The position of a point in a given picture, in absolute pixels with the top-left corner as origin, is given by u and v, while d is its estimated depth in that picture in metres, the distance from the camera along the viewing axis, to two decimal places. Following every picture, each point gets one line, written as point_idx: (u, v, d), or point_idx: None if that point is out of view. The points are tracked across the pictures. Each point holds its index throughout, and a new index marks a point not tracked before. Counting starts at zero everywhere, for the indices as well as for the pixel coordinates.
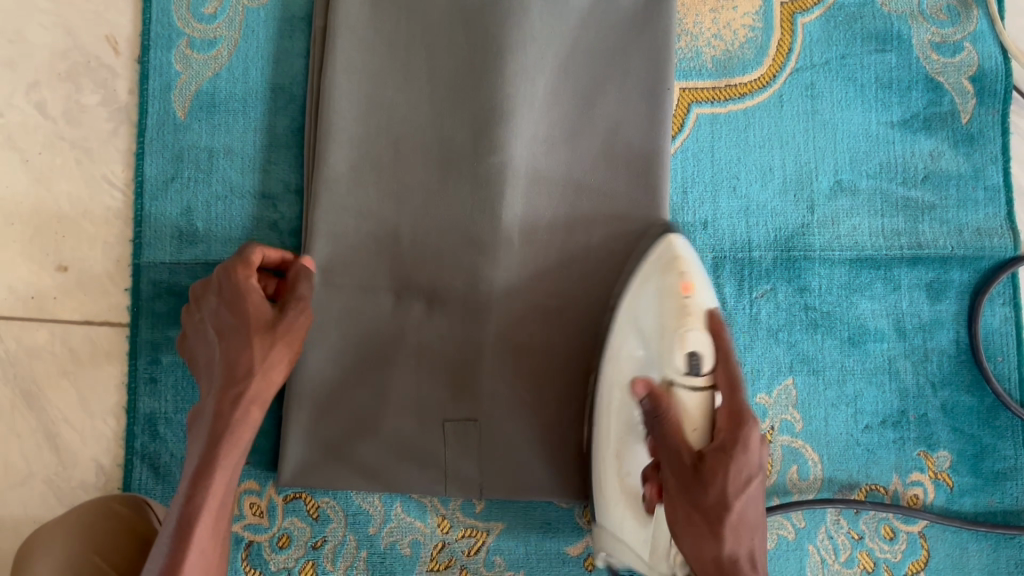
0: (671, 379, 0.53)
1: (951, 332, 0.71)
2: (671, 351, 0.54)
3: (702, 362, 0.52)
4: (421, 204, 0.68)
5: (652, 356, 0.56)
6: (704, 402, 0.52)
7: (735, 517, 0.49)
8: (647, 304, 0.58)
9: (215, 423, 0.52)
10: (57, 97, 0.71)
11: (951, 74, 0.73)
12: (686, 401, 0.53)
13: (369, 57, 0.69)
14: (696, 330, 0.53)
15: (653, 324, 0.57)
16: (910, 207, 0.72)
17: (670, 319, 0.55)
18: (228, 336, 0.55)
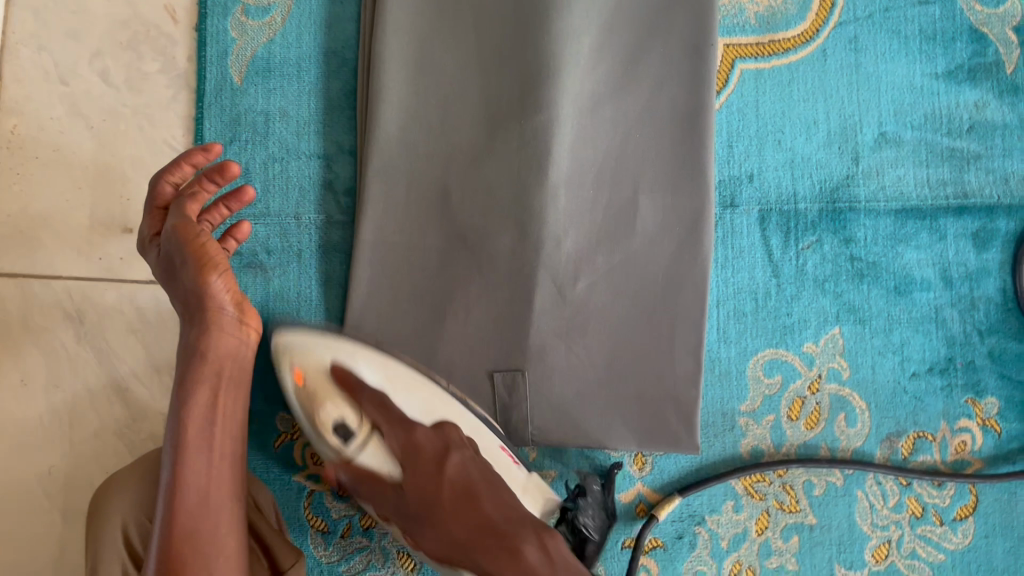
0: (349, 454, 0.59)
1: (998, 280, 0.72)
2: (326, 436, 0.60)
3: (351, 426, 0.59)
4: (472, 162, 0.70)
5: (316, 388, 0.59)
6: (380, 453, 0.59)
7: (451, 500, 0.59)
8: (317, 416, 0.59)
9: (184, 359, 0.53)
10: (119, 65, 0.73)
11: (996, 24, 0.73)
12: (369, 462, 0.59)
13: (419, 19, 0.71)
14: (333, 402, 0.59)
15: (335, 413, 0.59)
16: (955, 157, 0.72)
17: (310, 423, 0.60)
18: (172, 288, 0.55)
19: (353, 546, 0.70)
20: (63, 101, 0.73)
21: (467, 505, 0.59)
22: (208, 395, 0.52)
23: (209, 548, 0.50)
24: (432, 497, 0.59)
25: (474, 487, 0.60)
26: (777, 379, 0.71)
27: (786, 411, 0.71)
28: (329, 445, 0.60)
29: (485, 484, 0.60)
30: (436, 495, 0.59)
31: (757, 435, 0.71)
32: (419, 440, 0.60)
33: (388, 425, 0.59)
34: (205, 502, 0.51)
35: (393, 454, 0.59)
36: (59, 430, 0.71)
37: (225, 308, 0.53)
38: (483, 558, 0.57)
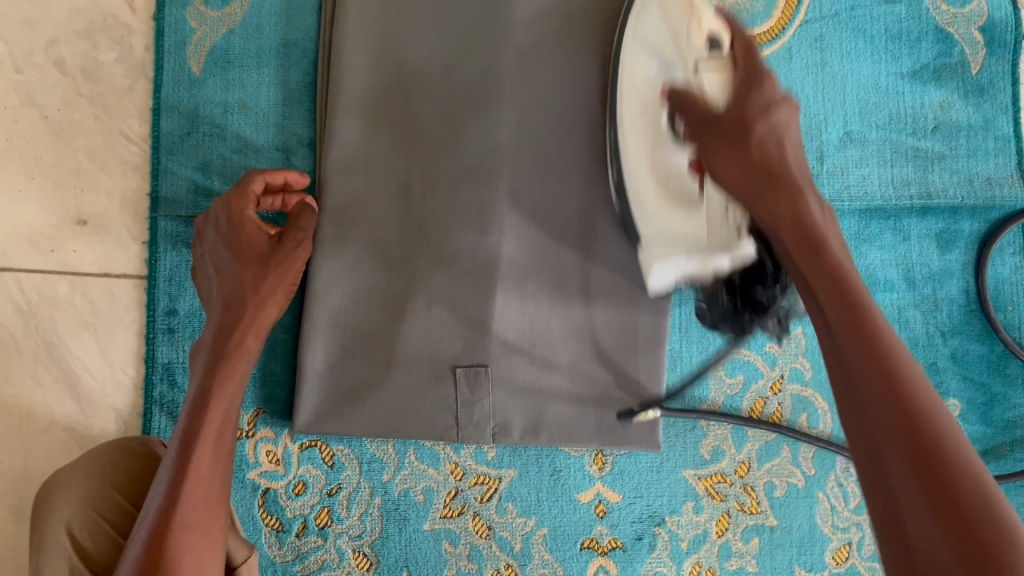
0: (697, 63, 0.56)
1: (961, 282, 0.72)
2: (690, 38, 0.56)
3: (719, 37, 0.55)
4: (432, 153, 0.69)
5: (666, 56, 0.59)
6: (723, 79, 0.54)
7: (760, 132, 0.51)
8: (653, 17, 0.60)
9: (212, 354, 0.55)
10: (75, 54, 0.72)
11: (961, 24, 0.73)
12: (707, 82, 0.55)
13: (379, 10, 0.70)
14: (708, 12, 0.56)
15: (661, 32, 0.59)
16: (920, 157, 0.72)
17: (681, 15, 0.57)
18: (227, 268, 0.59)
19: (308, 546, 0.69)
20: (18, 90, 0.71)
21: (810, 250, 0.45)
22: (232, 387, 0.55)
23: (202, 541, 0.48)
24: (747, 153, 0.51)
25: (808, 221, 0.47)
26: (738, 379, 0.71)
27: (749, 411, 0.70)
28: (645, 96, 0.61)
29: (802, 185, 0.50)
30: (750, 164, 0.50)
31: (718, 435, 0.70)
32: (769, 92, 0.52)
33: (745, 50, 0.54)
34: (208, 493, 0.50)
35: (735, 88, 0.53)
36: (7, 425, 0.69)
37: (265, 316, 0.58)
38: (765, 200, 0.49)
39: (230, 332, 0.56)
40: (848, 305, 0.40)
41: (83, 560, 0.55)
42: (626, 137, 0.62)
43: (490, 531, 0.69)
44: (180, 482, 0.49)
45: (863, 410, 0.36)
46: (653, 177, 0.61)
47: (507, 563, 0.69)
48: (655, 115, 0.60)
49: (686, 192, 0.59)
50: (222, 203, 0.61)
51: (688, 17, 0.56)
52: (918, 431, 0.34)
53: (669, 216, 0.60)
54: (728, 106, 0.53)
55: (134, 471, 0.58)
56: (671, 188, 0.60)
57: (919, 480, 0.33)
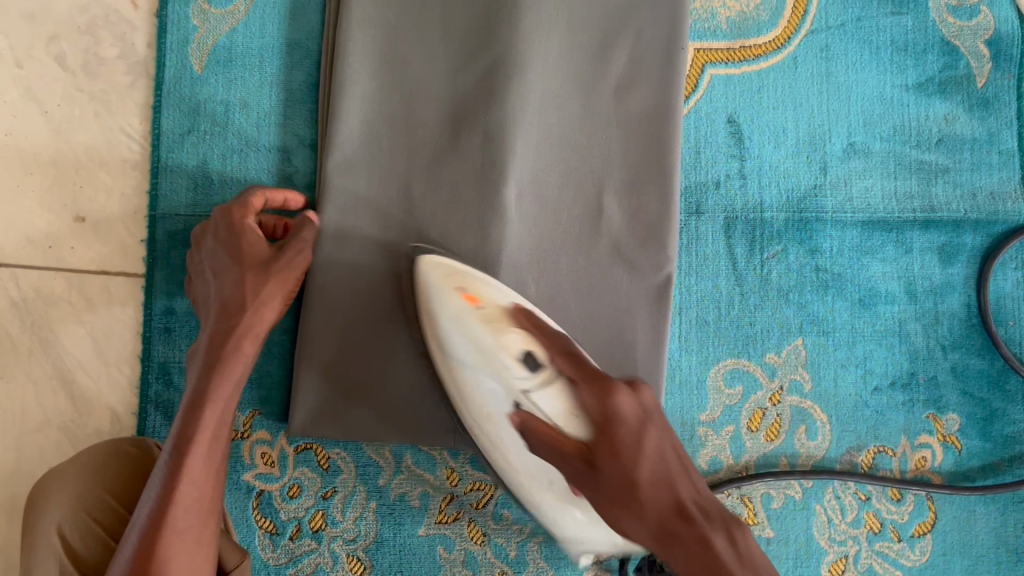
0: (522, 390, 0.57)
1: (962, 295, 0.71)
2: (505, 364, 0.58)
3: (536, 357, 0.58)
4: (433, 156, 0.69)
5: (478, 361, 0.60)
6: (558, 390, 0.55)
7: (648, 479, 0.51)
8: (445, 326, 0.62)
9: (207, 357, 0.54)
10: (77, 50, 0.71)
11: (968, 37, 0.73)
12: (543, 402, 0.55)
13: (384, 10, 0.69)
14: (514, 334, 0.59)
15: (466, 345, 0.61)
16: (923, 170, 0.72)
17: (484, 324, 0.61)
18: (225, 274, 0.58)
19: (302, 549, 0.68)
20: (18, 85, 0.71)
21: (630, 495, 0.51)
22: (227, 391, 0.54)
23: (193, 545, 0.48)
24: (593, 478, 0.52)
25: (676, 513, 0.51)
26: (737, 389, 0.70)
27: (746, 423, 0.70)
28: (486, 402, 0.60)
29: (682, 472, 0.53)
30: (622, 467, 0.51)
31: (715, 445, 0.69)
32: (617, 409, 0.52)
33: (576, 377, 0.55)
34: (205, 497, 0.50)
35: (584, 408, 0.53)
36: (0, 423, 0.68)
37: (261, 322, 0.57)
38: (613, 513, 0.52)
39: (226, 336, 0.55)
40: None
41: (74, 563, 0.54)
42: (494, 438, 0.60)
43: (485, 537, 0.69)
44: (170, 485, 0.49)
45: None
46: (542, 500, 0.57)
47: (502, 569, 0.69)
48: (514, 439, 0.57)
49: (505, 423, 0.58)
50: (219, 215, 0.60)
51: (485, 334, 0.60)
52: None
53: (559, 516, 0.56)
54: (587, 439, 0.52)
55: (129, 475, 0.58)
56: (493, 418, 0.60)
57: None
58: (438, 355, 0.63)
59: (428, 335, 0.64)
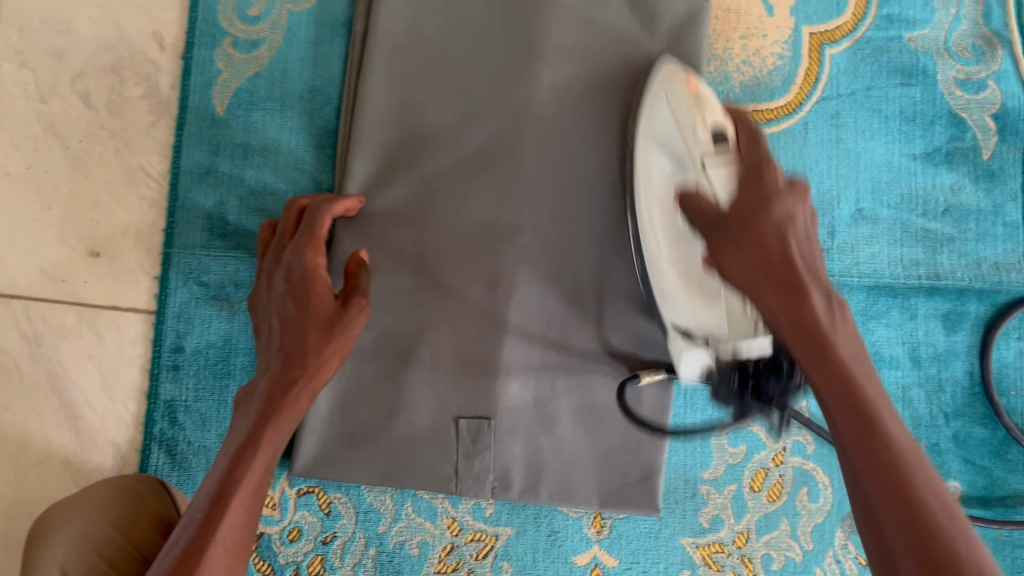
0: (703, 160, 0.56)
1: (965, 363, 0.72)
2: (692, 131, 0.58)
3: (727, 132, 0.57)
4: (448, 205, 0.69)
5: (665, 145, 0.61)
6: (729, 173, 0.54)
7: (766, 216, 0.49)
8: (658, 111, 0.63)
9: (261, 408, 0.53)
10: (101, 88, 0.73)
11: (975, 110, 0.74)
12: (716, 180, 0.54)
13: (406, 61, 0.71)
14: (711, 111, 0.58)
15: (666, 127, 0.62)
16: (929, 239, 0.73)
17: (690, 108, 0.59)
18: (291, 324, 0.57)
19: None
20: (41, 120, 0.72)
21: (783, 271, 0.47)
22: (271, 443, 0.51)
23: None
24: (795, 305, 0.45)
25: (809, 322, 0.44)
26: (741, 448, 0.71)
27: (749, 482, 0.70)
28: (657, 187, 0.62)
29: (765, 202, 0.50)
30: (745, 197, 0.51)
31: (718, 504, 0.70)
32: (773, 210, 0.50)
33: (745, 155, 0.54)
34: None
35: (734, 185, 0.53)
36: (4, 455, 0.68)
37: (323, 375, 0.56)
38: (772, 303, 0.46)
39: (284, 389, 0.54)
40: (845, 385, 0.40)
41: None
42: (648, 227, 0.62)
43: None
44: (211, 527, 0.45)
45: (865, 446, 0.37)
46: (677, 275, 0.60)
47: None
48: (682, 235, 0.59)
49: (702, 276, 0.57)
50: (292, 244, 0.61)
51: (692, 121, 0.58)
52: (844, 363, 0.41)
53: (693, 304, 0.58)
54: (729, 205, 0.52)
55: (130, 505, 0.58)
56: (694, 279, 0.58)
57: (892, 483, 0.36)
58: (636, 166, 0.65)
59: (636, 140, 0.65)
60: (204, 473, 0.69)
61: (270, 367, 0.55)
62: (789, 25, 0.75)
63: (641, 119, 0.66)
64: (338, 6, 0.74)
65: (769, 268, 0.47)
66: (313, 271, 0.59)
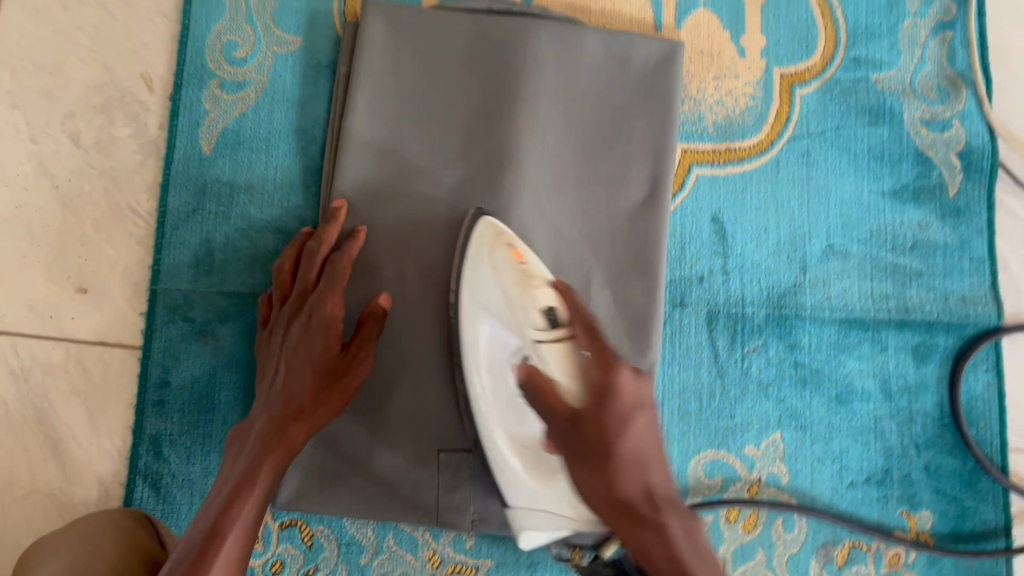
0: (537, 341, 0.59)
1: (935, 395, 0.74)
2: (527, 312, 0.60)
3: (559, 315, 0.60)
4: (430, 241, 0.71)
5: (504, 318, 0.62)
6: (564, 356, 0.58)
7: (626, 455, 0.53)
8: (482, 278, 0.65)
9: (255, 455, 0.57)
10: (91, 128, 0.74)
11: (940, 148, 0.77)
12: (551, 362, 0.58)
13: (389, 101, 0.73)
14: (546, 291, 0.61)
15: (498, 300, 0.63)
16: (898, 273, 0.75)
17: (519, 285, 0.62)
18: (297, 374, 0.62)
19: None
20: (32, 160, 0.73)
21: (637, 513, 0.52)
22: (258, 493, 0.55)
23: None
24: (606, 490, 0.53)
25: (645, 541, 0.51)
26: (717, 479, 0.72)
27: (724, 513, 0.71)
28: (490, 353, 0.64)
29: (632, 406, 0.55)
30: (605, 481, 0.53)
31: None
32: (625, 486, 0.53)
33: (591, 347, 0.58)
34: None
35: (584, 375, 0.56)
36: None
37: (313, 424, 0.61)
38: (629, 533, 0.51)
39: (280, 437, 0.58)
40: None
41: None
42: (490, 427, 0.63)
43: None
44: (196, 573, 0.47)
45: None
46: (512, 445, 0.62)
47: None
48: (511, 402, 0.61)
49: (544, 459, 0.59)
50: (315, 295, 0.65)
51: (520, 297, 0.61)
52: None
53: (537, 479, 0.60)
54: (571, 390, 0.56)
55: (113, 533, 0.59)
56: (540, 466, 0.60)
57: None
58: (465, 319, 0.65)
59: (462, 317, 0.66)
60: (189, 507, 0.69)
61: (270, 406, 0.60)
62: (761, 66, 0.78)
63: (465, 282, 0.66)
64: (323, 48, 0.76)
65: (615, 510, 0.52)
66: (332, 324, 0.63)
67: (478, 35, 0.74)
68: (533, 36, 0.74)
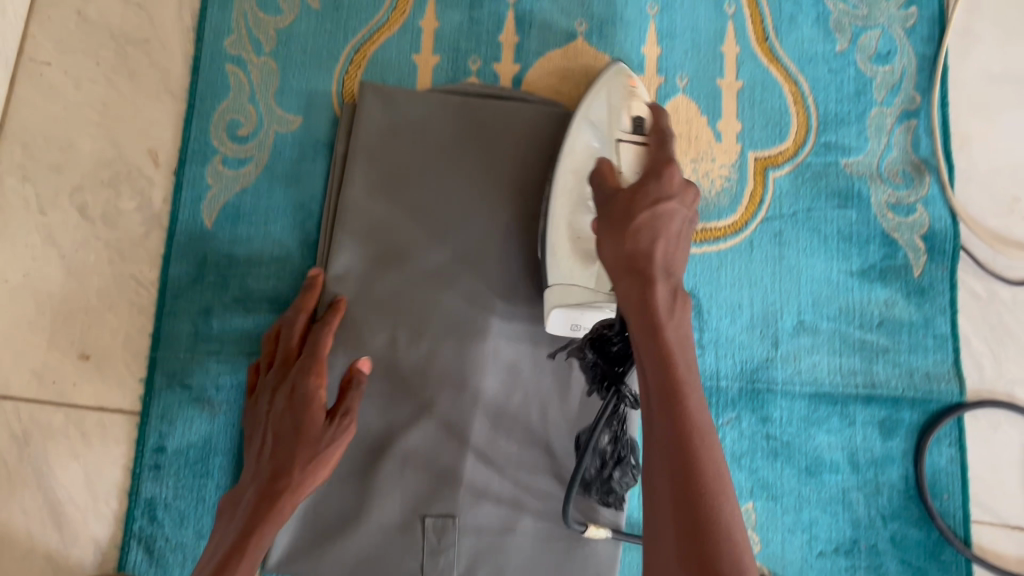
0: (619, 137, 0.66)
1: (901, 468, 0.77)
2: (620, 116, 0.68)
3: (645, 123, 0.67)
4: (419, 311, 0.73)
5: (599, 128, 0.69)
6: (637, 155, 0.65)
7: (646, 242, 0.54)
8: (597, 98, 0.72)
9: (243, 524, 0.59)
10: (98, 201, 0.78)
11: (905, 231, 0.81)
12: (624, 158, 0.65)
13: (383, 177, 0.75)
14: (639, 104, 0.69)
15: (603, 113, 0.70)
16: (866, 349, 0.79)
17: (623, 99, 0.70)
18: (281, 440, 0.63)
19: None
20: (40, 231, 0.77)
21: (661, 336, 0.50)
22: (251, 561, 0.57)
23: None
24: (619, 242, 0.55)
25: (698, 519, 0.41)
26: None
27: None
28: (577, 157, 0.70)
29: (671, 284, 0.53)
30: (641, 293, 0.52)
31: None
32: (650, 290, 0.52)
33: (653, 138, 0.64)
34: None
35: (647, 161, 0.62)
36: None
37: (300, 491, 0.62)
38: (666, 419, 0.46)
39: (271, 502, 0.60)
40: None
41: None
42: (556, 197, 0.69)
43: None
44: None
45: None
46: (571, 245, 0.67)
47: None
48: (579, 193, 0.68)
49: (592, 250, 0.66)
50: (297, 364, 0.66)
51: (619, 112, 0.68)
52: None
53: (576, 265, 0.66)
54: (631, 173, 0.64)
55: None
56: (586, 253, 0.66)
57: None
58: (569, 135, 0.71)
59: (572, 125, 0.72)
60: (181, 570, 0.72)
61: (259, 477, 0.62)
62: (736, 150, 0.82)
63: (585, 100, 0.72)
64: (321, 127, 0.80)
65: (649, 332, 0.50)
66: (314, 399, 0.64)
67: (470, 117, 0.77)
68: (521, 119, 0.78)
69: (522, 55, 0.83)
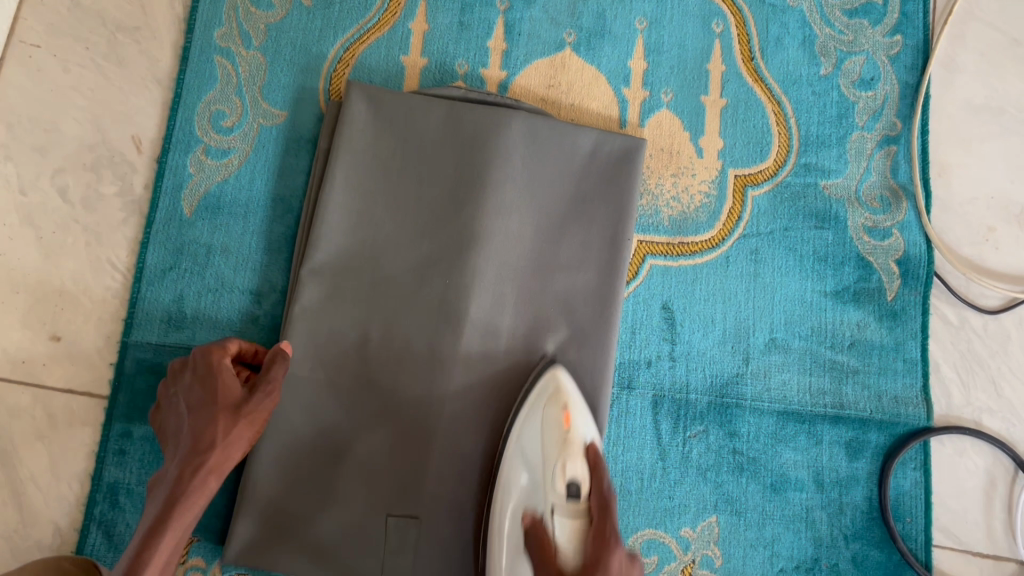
0: (552, 506, 0.65)
1: (865, 489, 0.77)
2: (555, 475, 0.67)
3: (579, 488, 0.66)
4: (392, 308, 0.73)
5: (536, 476, 0.68)
6: (574, 528, 0.64)
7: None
8: (532, 428, 0.70)
9: (172, 492, 0.57)
10: (79, 184, 0.78)
11: (881, 255, 0.82)
12: (559, 530, 0.64)
13: (365, 176, 0.75)
14: (576, 463, 0.68)
15: (537, 451, 0.69)
16: (836, 370, 0.79)
17: (557, 447, 0.69)
18: (197, 410, 0.61)
19: None
20: (19, 211, 0.77)
21: None
22: (184, 525, 0.57)
23: None
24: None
25: None
26: (652, 558, 0.75)
27: None
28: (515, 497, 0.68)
29: None
30: None
31: None
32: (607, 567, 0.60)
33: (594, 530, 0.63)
34: None
35: (583, 551, 0.62)
36: None
37: (224, 460, 0.60)
38: None
39: (196, 468, 0.58)
40: None
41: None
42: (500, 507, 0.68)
43: None
44: None
45: None
46: (507, 556, 0.66)
47: None
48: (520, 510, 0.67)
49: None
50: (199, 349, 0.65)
51: (556, 461, 0.68)
52: None
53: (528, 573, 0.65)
54: (574, 556, 0.62)
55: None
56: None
57: None
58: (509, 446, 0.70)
59: (507, 448, 0.70)
60: None
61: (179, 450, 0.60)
62: (717, 166, 0.83)
63: (506, 462, 0.69)
64: (307, 123, 0.81)
65: None
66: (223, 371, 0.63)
67: (455, 118, 0.77)
68: (506, 124, 0.77)
69: (510, 62, 0.84)
